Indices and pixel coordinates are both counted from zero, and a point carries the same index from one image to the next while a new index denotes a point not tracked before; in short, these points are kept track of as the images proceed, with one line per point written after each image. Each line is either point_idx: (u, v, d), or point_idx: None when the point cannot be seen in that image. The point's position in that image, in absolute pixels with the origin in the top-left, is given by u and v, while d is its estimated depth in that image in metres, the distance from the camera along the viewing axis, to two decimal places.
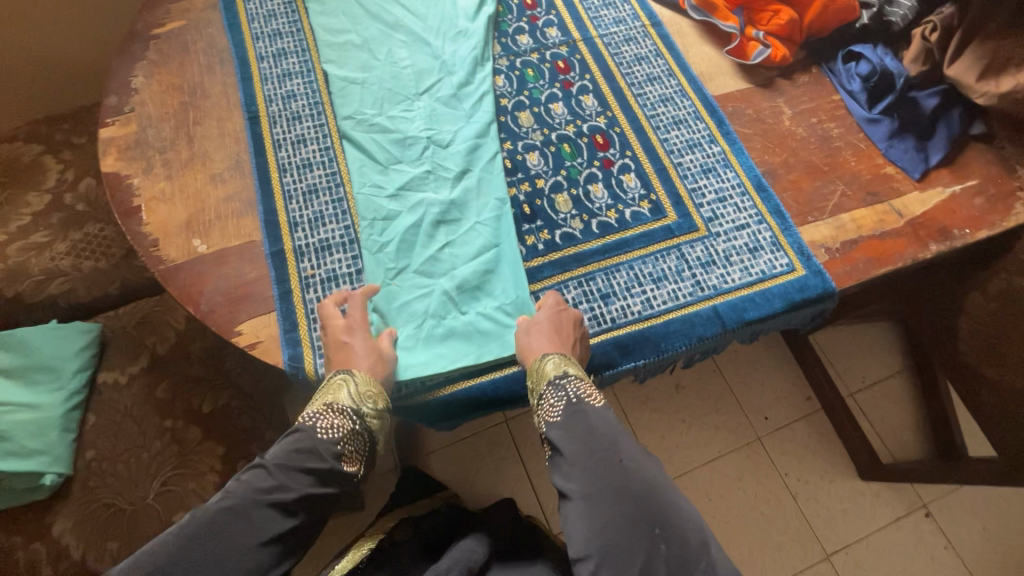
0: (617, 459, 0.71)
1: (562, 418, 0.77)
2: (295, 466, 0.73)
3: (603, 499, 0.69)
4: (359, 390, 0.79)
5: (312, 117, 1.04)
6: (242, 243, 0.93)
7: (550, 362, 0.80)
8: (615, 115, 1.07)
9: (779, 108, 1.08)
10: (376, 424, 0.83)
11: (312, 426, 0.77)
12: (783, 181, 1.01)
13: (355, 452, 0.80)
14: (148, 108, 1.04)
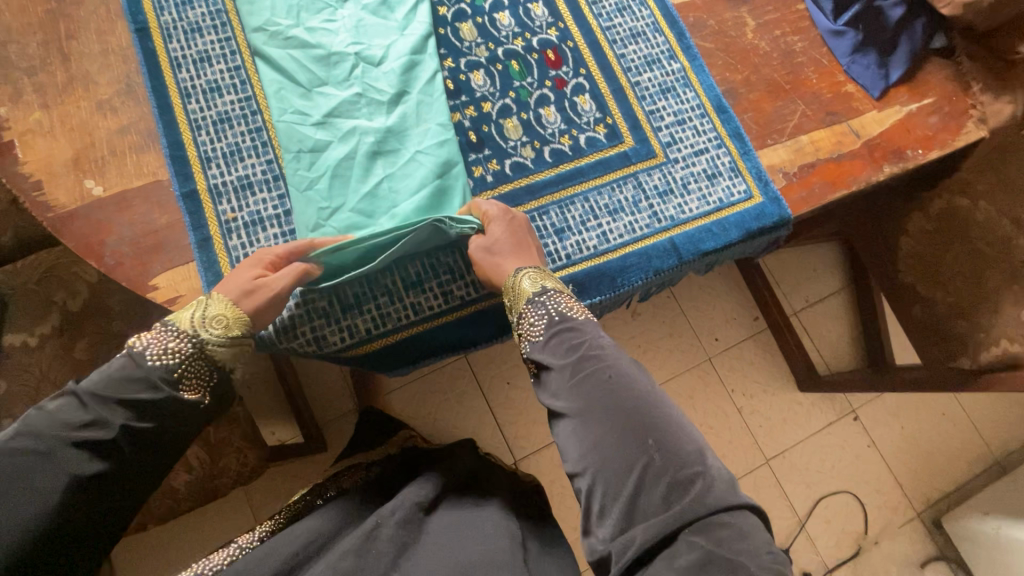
0: (605, 375, 0.65)
1: (544, 336, 0.71)
2: (109, 395, 0.59)
3: (591, 415, 0.63)
4: (207, 311, 0.67)
5: (215, 28, 0.89)
6: (147, 184, 0.81)
7: (526, 278, 0.75)
8: (567, 26, 0.96)
9: (742, 19, 1.00)
10: (232, 351, 0.68)
11: (141, 348, 0.63)
12: (744, 102, 0.96)
13: (203, 382, 0.66)
14: (5, 18, 0.85)
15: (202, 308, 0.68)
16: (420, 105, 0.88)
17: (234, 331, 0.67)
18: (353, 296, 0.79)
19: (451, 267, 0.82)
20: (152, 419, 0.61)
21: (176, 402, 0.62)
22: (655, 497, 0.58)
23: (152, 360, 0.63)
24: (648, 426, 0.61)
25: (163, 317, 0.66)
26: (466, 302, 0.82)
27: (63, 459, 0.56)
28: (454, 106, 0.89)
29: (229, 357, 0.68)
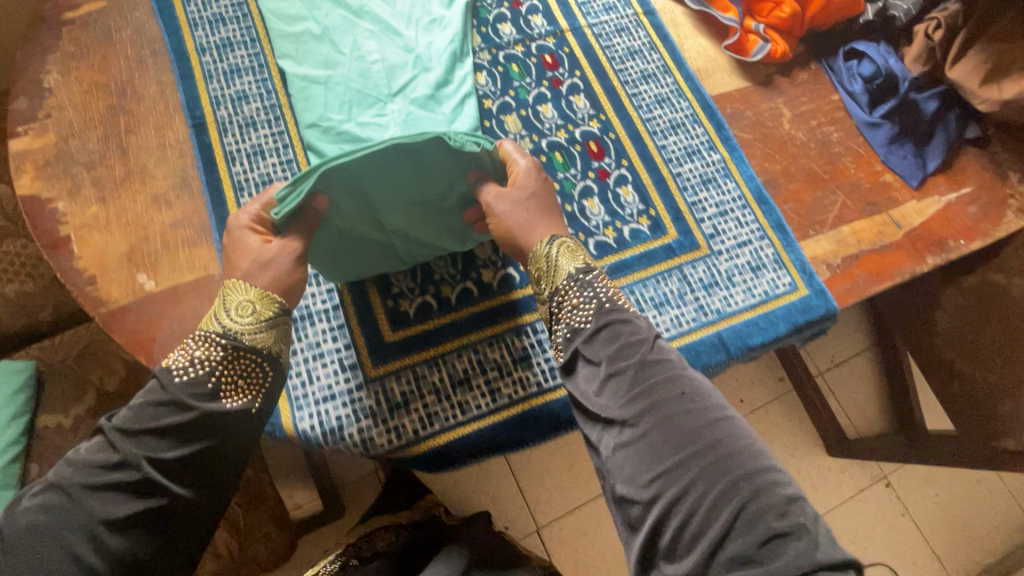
0: (675, 388, 0.63)
1: (594, 328, 0.69)
2: (138, 426, 0.61)
3: (663, 435, 0.60)
4: (241, 303, 0.67)
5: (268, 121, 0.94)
6: (198, 278, 0.81)
7: (564, 254, 0.74)
8: (609, 118, 0.98)
9: (778, 110, 1.03)
10: (266, 338, 0.68)
11: (169, 366, 0.64)
12: (784, 192, 0.96)
13: (242, 390, 0.66)
14: (68, 114, 0.88)
15: (227, 303, 0.67)
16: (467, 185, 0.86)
17: (264, 317, 0.68)
18: (401, 395, 0.78)
19: (499, 364, 0.81)
20: (191, 444, 0.61)
21: (208, 414, 0.62)
22: (742, 544, 0.54)
23: (179, 376, 0.63)
24: (727, 450, 0.59)
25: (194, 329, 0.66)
26: (515, 400, 0.79)
27: (89, 506, 0.58)
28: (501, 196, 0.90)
29: (257, 350, 0.67)
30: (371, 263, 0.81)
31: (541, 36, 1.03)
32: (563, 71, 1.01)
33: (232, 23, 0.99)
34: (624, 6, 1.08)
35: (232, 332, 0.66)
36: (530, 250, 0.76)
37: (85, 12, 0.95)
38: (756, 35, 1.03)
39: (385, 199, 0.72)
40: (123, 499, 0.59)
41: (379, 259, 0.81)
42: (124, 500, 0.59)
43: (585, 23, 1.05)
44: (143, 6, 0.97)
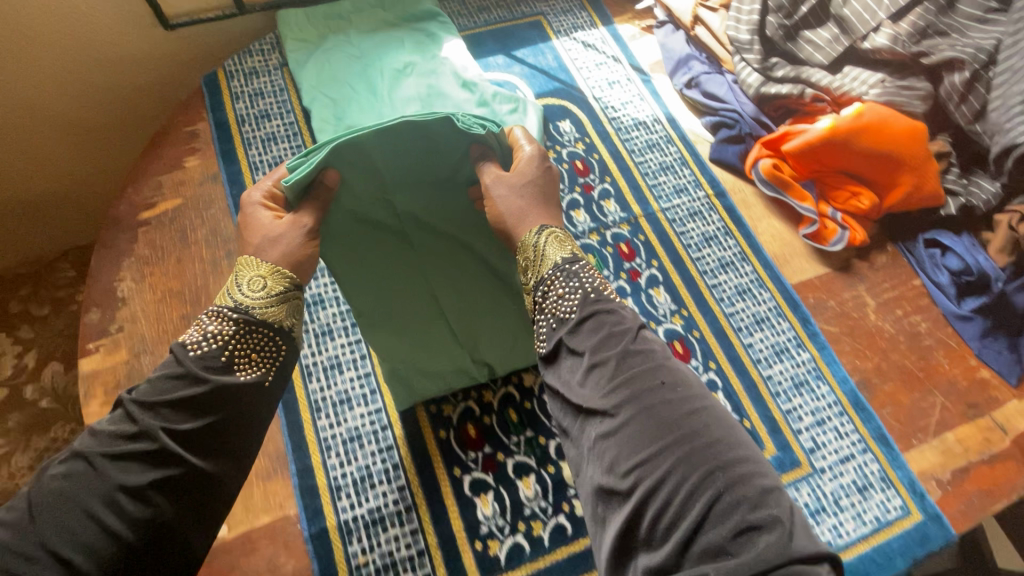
0: (654, 378, 0.56)
1: (578, 319, 0.62)
2: (153, 398, 0.56)
3: (636, 424, 0.53)
4: (257, 279, 0.66)
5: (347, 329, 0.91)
6: (274, 519, 0.76)
7: (552, 243, 0.70)
8: (691, 315, 0.95)
9: (861, 298, 0.99)
10: (280, 312, 0.65)
11: (183, 340, 0.60)
12: (880, 394, 0.92)
13: (257, 364, 0.62)
14: (140, 325, 0.85)
15: (238, 282, 0.66)
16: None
17: (277, 290, 0.66)
18: None
19: None
20: (214, 411, 0.57)
21: (227, 381, 0.58)
22: (715, 536, 0.46)
23: (193, 350, 0.59)
24: (706, 451, 0.50)
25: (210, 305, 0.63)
26: None
27: (112, 470, 0.52)
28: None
29: (277, 317, 0.65)
30: (410, 313, 0.85)
31: (615, 224, 1.02)
32: (640, 261, 0.99)
33: None
34: (695, 188, 1.07)
35: (243, 307, 0.64)
36: (518, 240, 0.72)
37: (161, 211, 0.94)
38: (836, 223, 1.01)
39: (394, 180, 0.77)
40: (150, 452, 0.53)
41: (416, 305, 0.85)
42: (151, 447, 0.54)
43: (657, 207, 1.04)
44: (220, 201, 0.97)
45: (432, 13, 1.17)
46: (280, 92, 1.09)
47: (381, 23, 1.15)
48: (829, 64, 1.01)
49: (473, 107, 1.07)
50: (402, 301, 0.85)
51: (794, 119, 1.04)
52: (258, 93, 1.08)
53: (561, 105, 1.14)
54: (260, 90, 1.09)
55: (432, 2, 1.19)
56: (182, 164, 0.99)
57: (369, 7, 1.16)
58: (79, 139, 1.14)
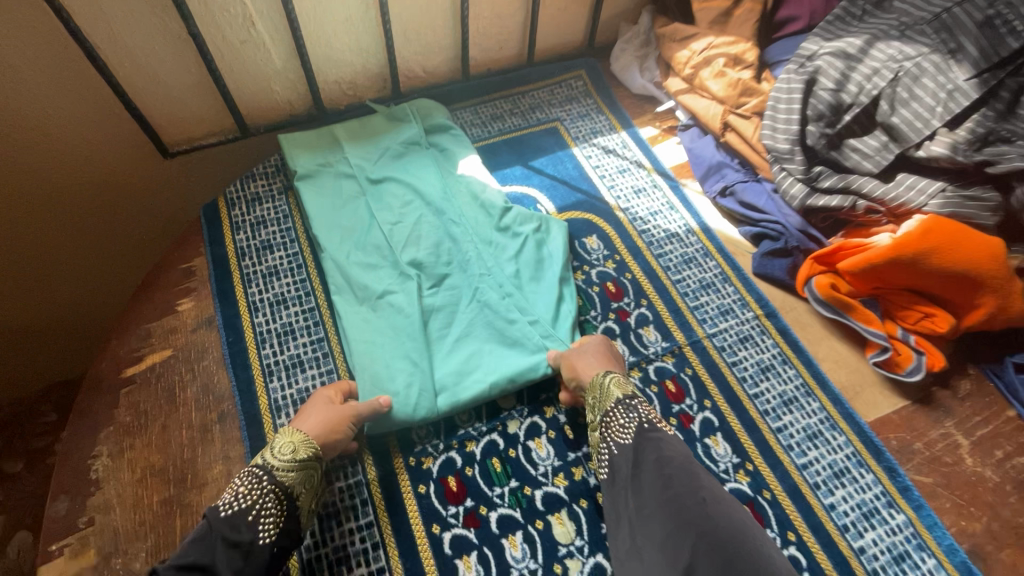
0: (696, 496, 0.62)
1: (633, 444, 0.72)
2: (184, 564, 0.59)
3: (679, 533, 0.59)
4: (280, 446, 0.72)
5: (293, 271, 0.95)
6: None
7: (611, 380, 0.79)
8: (758, 469, 0.81)
9: (951, 437, 0.85)
10: (301, 478, 0.71)
11: (217, 503, 0.67)
12: (998, 566, 0.76)
13: (278, 526, 0.67)
14: (116, 518, 0.71)
15: (270, 447, 0.72)
16: (486, 271, 0.93)
17: (301, 456, 0.71)
18: None
19: None
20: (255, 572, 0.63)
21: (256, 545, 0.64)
22: None
23: (224, 510, 0.65)
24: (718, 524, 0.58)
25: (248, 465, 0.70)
26: None
27: None
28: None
29: (297, 483, 0.70)
30: (350, 221, 0.97)
31: (658, 356, 0.90)
32: (691, 403, 0.86)
33: (310, 361, 0.87)
34: (742, 308, 0.97)
35: (270, 469, 0.70)
36: (586, 377, 0.80)
37: (148, 365, 0.83)
38: (908, 346, 0.88)
39: (352, 142, 1.05)
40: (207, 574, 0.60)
41: (354, 217, 0.97)
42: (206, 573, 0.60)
43: (703, 333, 0.94)
44: (214, 350, 0.86)
45: (444, 126, 1.10)
46: (291, 244, 0.99)
47: (388, 141, 1.06)
48: (879, 173, 0.93)
49: (471, 204, 1.01)
50: (348, 217, 0.97)
51: (846, 231, 0.95)
52: (267, 246, 0.98)
53: (585, 219, 1.05)
54: (268, 241, 0.98)
55: (445, 114, 1.13)
56: (175, 307, 0.89)
57: (375, 123, 1.08)
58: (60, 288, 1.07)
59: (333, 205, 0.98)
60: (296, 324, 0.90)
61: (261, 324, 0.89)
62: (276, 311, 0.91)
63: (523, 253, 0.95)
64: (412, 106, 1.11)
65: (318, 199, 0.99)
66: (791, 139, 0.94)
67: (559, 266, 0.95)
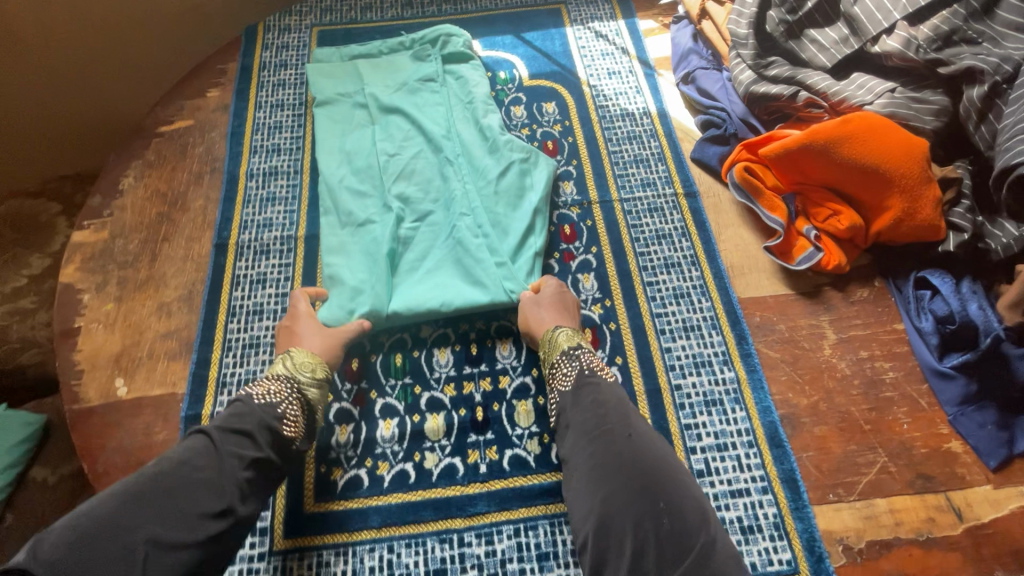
0: (623, 431, 0.64)
1: (574, 389, 0.72)
2: (229, 427, 0.65)
3: (607, 468, 0.61)
4: (297, 360, 0.76)
5: (292, 107, 1.12)
6: (163, 394, 0.84)
7: (562, 333, 0.78)
8: (614, 306, 0.90)
9: (820, 330, 0.87)
10: (319, 396, 0.76)
11: (249, 392, 0.70)
12: (806, 435, 0.79)
13: (300, 423, 0.71)
14: (125, 215, 0.99)
15: (288, 358, 0.76)
16: (470, 212, 0.93)
17: (319, 375, 0.76)
18: None
19: (409, 572, 0.71)
20: (285, 456, 0.68)
21: (283, 437, 0.68)
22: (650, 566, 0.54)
23: (259, 398, 0.70)
24: (650, 469, 0.60)
25: (274, 370, 0.74)
26: None
27: (229, 464, 0.62)
28: (497, 331, 0.87)
29: (318, 399, 0.75)
30: (354, 146, 1.00)
31: (566, 205, 0.99)
32: (578, 245, 0.95)
33: (286, 152, 1.07)
34: (664, 184, 1.01)
35: (295, 379, 0.74)
36: (540, 336, 0.80)
37: (175, 127, 1.08)
38: (809, 240, 0.90)
39: (369, 61, 1.10)
40: (254, 451, 0.65)
41: (359, 141, 1.01)
42: (254, 450, 0.65)
43: (617, 196, 1.00)
44: (221, 127, 1.09)
45: (461, 56, 1.11)
46: (302, 66, 1.17)
47: (407, 76, 1.07)
48: (832, 68, 0.92)
49: (471, 130, 1.02)
50: (353, 140, 1.01)
51: (786, 123, 0.95)
52: (282, 64, 1.18)
53: (551, 89, 1.13)
54: (285, 61, 1.18)
55: (463, 41, 1.12)
56: (204, 93, 1.13)
57: (402, 58, 1.10)
58: (91, 82, 1.26)
59: (342, 132, 1.02)
60: (285, 122, 1.10)
61: (261, 118, 1.11)
62: (275, 111, 1.12)
63: (504, 180, 0.96)
64: (435, 35, 1.11)
65: (326, 107, 1.05)
66: (751, 23, 0.95)
67: (538, 197, 0.95)
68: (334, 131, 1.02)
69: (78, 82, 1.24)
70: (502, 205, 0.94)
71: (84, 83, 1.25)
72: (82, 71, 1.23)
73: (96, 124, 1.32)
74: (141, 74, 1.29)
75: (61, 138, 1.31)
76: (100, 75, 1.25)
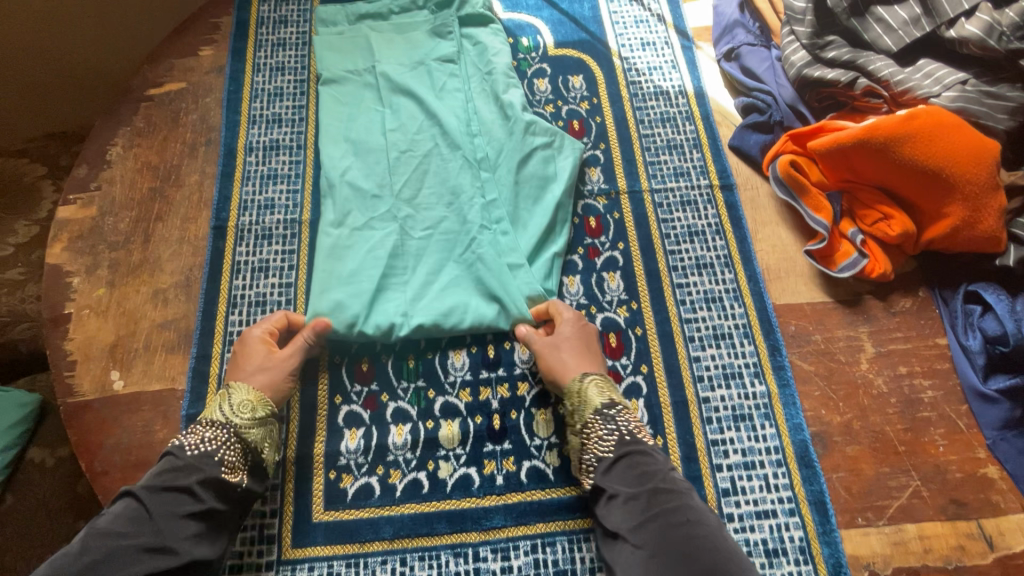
0: (681, 514, 0.61)
1: (613, 457, 0.67)
2: (162, 485, 0.62)
3: (667, 556, 0.58)
4: (234, 399, 0.70)
5: (295, 71, 1.02)
6: (163, 389, 0.80)
7: (592, 386, 0.72)
8: (640, 310, 0.84)
9: (858, 342, 0.82)
10: (264, 432, 0.70)
11: (182, 443, 0.66)
12: (837, 455, 0.76)
13: (241, 462, 0.67)
14: (115, 190, 0.91)
15: (229, 397, 0.70)
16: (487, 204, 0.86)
17: (259, 414, 0.69)
18: None
19: None
20: (230, 499, 0.65)
21: (223, 483, 0.65)
22: None
23: (190, 450, 0.65)
24: (713, 559, 0.57)
25: (207, 413, 0.69)
26: None
27: (160, 526, 0.60)
28: (515, 332, 0.82)
29: (263, 435, 0.69)
30: (360, 134, 0.91)
31: (593, 195, 0.92)
32: (604, 241, 0.88)
33: (288, 123, 0.98)
34: (699, 175, 0.93)
35: (231, 422, 0.68)
36: (563, 381, 0.73)
37: (165, 90, 0.98)
38: (853, 245, 0.84)
39: (378, 23, 1.00)
40: (190, 505, 0.62)
41: (368, 127, 0.91)
42: (191, 504, 0.62)
43: (647, 187, 0.92)
44: (216, 92, 0.99)
45: (482, 18, 1.00)
46: (303, 23, 1.06)
47: (423, 52, 0.96)
48: (897, 53, 0.83)
49: (491, 107, 0.93)
50: (361, 115, 0.92)
51: (839, 113, 0.86)
52: (282, 20, 1.06)
53: (579, 59, 1.02)
54: (285, 17, 1.07)
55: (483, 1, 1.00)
56: (196, 52, 1.01)
57: (418, 22, 0.99)
58: (69, 34, 1.14)
59: (349, 106, 0.93)
60: (286, 88, 1.00)
61: (259, 82, 1.01)
62: (274, 75, 1.01)
63: (524, 169, 0.88)
64: None
65: (332, 73, 0.95)
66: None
67: (563, 188, 0.88)
68: (341, 104, 0.93)
69: (55, 33, 1.13)
70: (522, 197, 0.87)
71: (63, 34, 1.14)
72: (62, 19, 1.11)
73: (77, 83, 1.21)
74: (125, 27, 1.17)
75: (37, 95, 1.20)
76: (79, 26, 1.14)
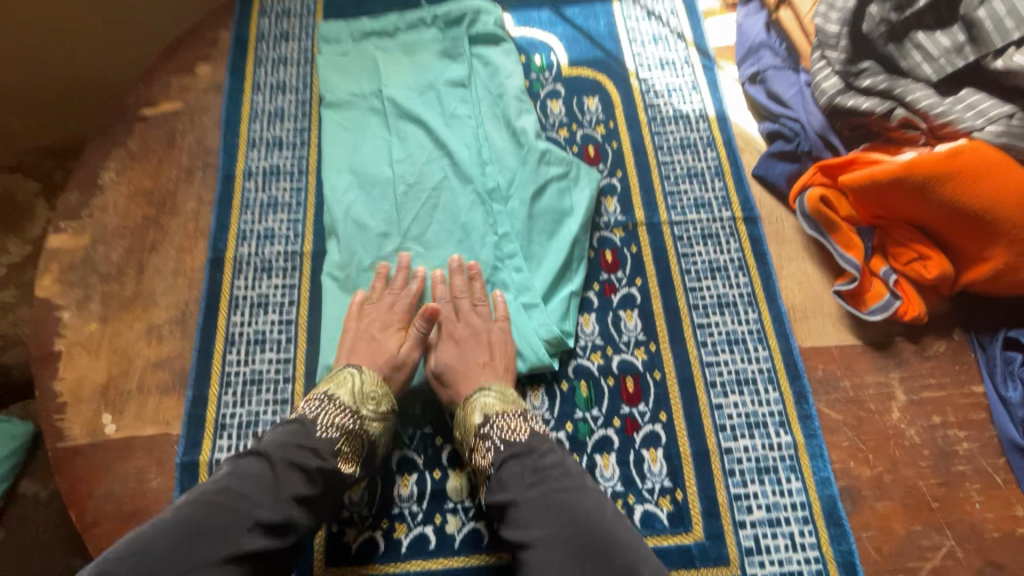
0: (563, 499, 0.59)
1: (496, 467, 0.64)
2: (290, 450, 0.61)
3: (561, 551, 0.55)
4: (362, 385, 0.70)
5: (296, 91, 0.97)
6: (157, 433, 0.76)
7: (473, 406, 0.70)
8: (659, 352, 0.80)
9: (888, 389, 0.78)
10: (380, 428, 0.70)
11: (313, 419, 0.65)
12: (867, 512, 0.72)
13: (354, 457, 0.66)
14: (107, 217, 0.86)
15: (358, 379, 0.70)
16: (498, 239, 0.82)
17: (382, 409, 0.70)
18: None
19: None
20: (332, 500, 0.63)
21: (338, 476, 0.63)
22: None
23: (323, 433, 0.64)
24: (606, 541, 0.55)
25: (326, 390, 0.68)
26: None
27: (273, 504, 0.57)
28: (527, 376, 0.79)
29: (378, 433, 0.69)
30: (364, 162, 0.86)
31: (609, 227, 0.87)
32: (621, 276, 0.84)
33: (289, 147, 0.93)
34: (721, 206, 0.88)
35: (359, 412, 0.68)
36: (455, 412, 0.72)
37: (161, 111, 0.92)
38: (885, 285, 0.79)
39: (383, 42, 0.95)
40: (304, 491, 0.60)
41: (372, 155, 0.87)
42: (305, 490, 0.60)
43: (666, 219, 0.88)
44: (213, 112, 0.94)
45: (493, 36, 0.95)
46: (306, 39, 1.01)
47: (433, 75, 0.91)
48: (938, 82, 0.78)
49: (501, 132, 0.88)
50: (365, 141, 0.88)
51: (870, 145, 0.81)
52: (283, 36, 1.01)
53: (594, 79, 0.97)
54: (286, 32, 1.02)
55: (494, 18, 0.95)
56: (192, 69, 0.96)
57: (426, 41, 0.94)
58: (58, 50, 1.09)
59: (353, 131, 0.89)
60: (287, 109, 0.96)
61: (259, 102, 0.96)
62: (275, 95, 0.97)
63: (537, 202, 0.84)
64: (461, 11, 0.95)
65: (335, 96, 0.90)
66: (844, 20, 0.80)
67: (578, 223, 0.83)
68: (345, 130, 0.89)
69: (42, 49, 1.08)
70: (534, 231, 0.83)
71: (51, 50, 1.09)
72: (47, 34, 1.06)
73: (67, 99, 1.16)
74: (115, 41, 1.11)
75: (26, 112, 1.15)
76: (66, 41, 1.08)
